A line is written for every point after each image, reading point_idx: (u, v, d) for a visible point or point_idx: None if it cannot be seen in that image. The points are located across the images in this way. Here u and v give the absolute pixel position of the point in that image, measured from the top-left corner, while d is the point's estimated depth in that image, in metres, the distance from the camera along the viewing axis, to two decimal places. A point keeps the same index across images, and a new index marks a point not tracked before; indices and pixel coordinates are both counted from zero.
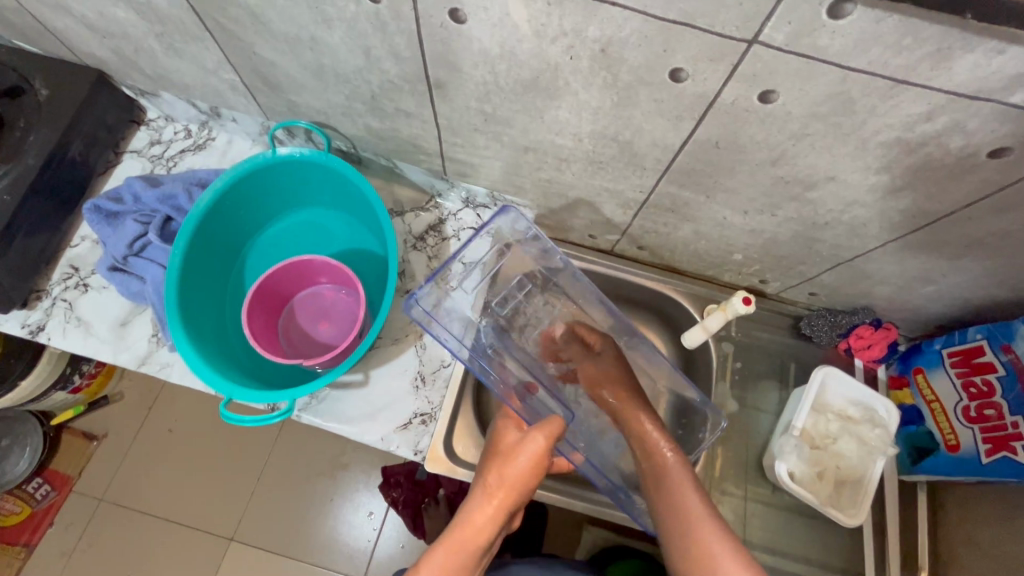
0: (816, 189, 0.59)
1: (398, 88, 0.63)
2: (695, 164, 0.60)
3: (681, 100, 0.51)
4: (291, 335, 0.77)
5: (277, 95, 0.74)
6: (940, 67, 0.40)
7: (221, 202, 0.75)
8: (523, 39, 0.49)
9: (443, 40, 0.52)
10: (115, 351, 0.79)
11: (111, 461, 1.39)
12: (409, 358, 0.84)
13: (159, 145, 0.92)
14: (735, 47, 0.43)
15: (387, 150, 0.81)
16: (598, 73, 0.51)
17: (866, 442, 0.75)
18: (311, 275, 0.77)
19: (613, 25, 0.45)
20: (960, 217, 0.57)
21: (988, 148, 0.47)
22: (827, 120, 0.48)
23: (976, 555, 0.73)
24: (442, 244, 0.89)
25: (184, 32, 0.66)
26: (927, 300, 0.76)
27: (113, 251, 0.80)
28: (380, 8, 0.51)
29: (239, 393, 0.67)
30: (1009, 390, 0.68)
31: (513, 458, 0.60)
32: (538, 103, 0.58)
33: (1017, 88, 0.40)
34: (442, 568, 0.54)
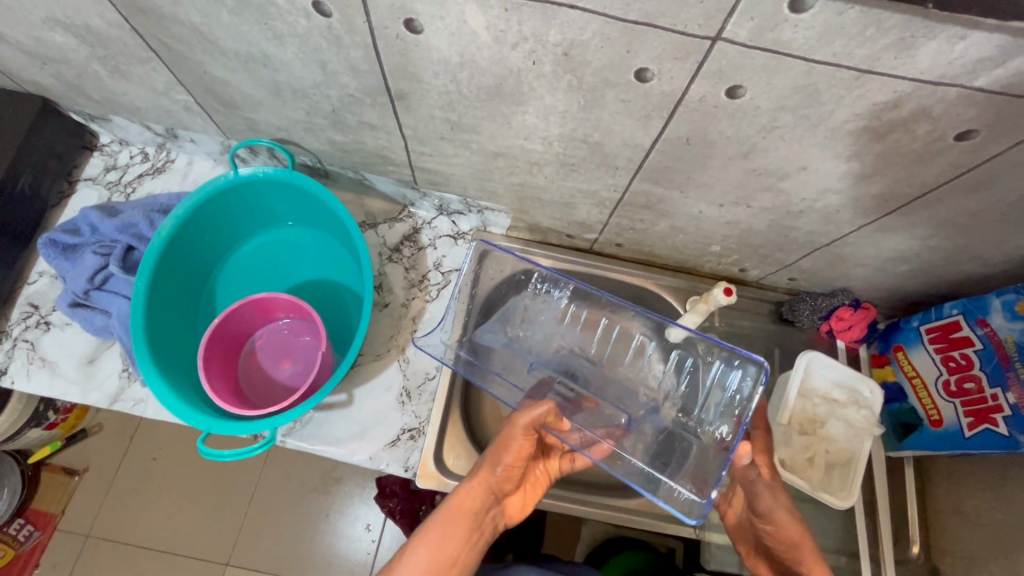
0: (788, 179, 0.58)
1: (359, 101, 0.61)
2: (667, 162, 0.60)
3: (648, 99, 0.50)
4: (265, 388, 0.74)
5: (234, 113, 0.71)
6: (904, 55, 0.40)
7: (186, 228, 0.72)
8: (483, 46, 0.48)
9: (401, 52, 0.51)
10: (84, 390, 0.76)
11: (95, 497, 1.35)
12: (393, 373, 0.83)
13: (115, 170, 0.88)
14: (698, 45, 0.42)
15: (354, 163, 0.79)
16: (563, 76, 0.49)
17: (853, 424, 0.76)
18: (242, 331, 0.73)
19: (573, 29, 0.43)
20: (931, 198, 0.57)
21: (955, 132, 0.47)
22: (795, 112, 0.48)
23: (967, 524, 0.74)
24: (418, 254, 0.88)
25: (129, 54, 0.62)
26: (902, 279, 0.77)
27: (73, 286, 0.76)
28: (331, 22, 0.49)
29: (218, 426, 0.64)
30: (987, 363, 0.69)
31: (503, 443, 0.68)
32: (504, 109, 0.56)
33: (981, 72, 0.40)
34: (437, 537, 0.63)
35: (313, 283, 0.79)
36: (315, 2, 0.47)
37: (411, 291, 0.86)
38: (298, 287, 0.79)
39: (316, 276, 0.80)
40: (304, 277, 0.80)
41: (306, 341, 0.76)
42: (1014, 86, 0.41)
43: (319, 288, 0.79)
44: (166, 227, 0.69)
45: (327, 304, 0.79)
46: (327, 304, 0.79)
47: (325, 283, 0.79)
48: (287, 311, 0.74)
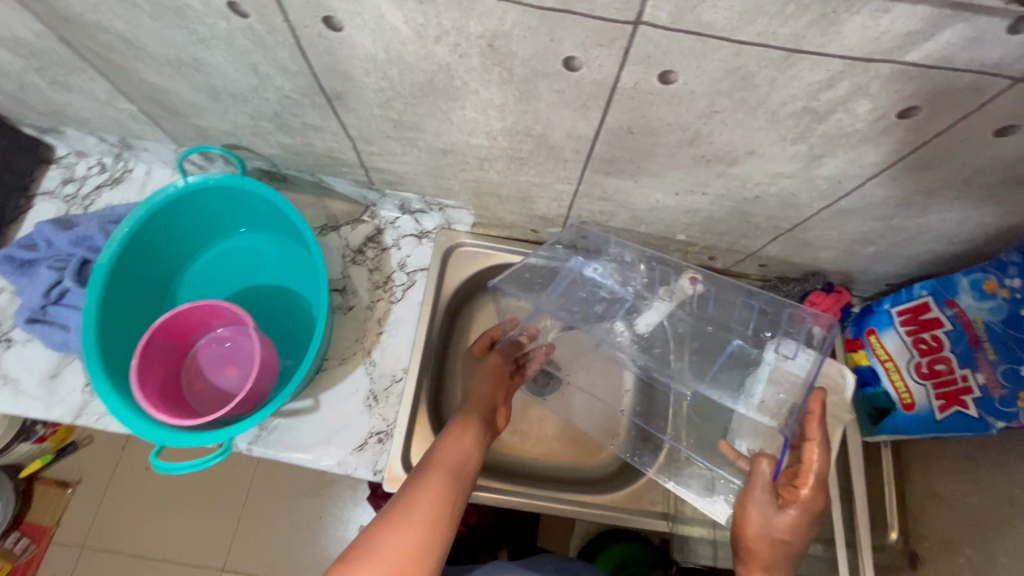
0: (738, 164, 0.57)
1: (298, 103, 0.60)
2: (614, 152, 0.58)
3: (581, 88, 0.49)
4: (219, 398, 0.74)
5: (180, 120, 0.70)
6: (829, 32, 0.38)
7: (133, 247, 0.71)
8: (406, 42, 0.46)
9: (326, 50, 0.49)
10: (47, 406, 0.76)
11: (86, 509, 1.36)
12: (359, 377, 0.82)
13: (73, 182, 0.87)
14: (620, 30, 0.41)
15: (308, 166, 0.77)
16: (492, 69, 0.48)
17: (823, 410, 0.75)
18: (172, 359, 0.73)
19: (493, 19, 0.42)
20: (885, 177, 0.56)
21: (896, 109, 0.45)
22: (732, 96, 0.46)
23: (941, 508, 0.73)
24: (382, 255, 0.87)
25: (62, 64, 0.61)
26: (872, 262, 0.76)
27: (29, 302, 0.76)
28: (251, 22, 0.47)
29: (175, 438, 0.64)
30: (957, 344, 0.68)
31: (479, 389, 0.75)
32: (441, 104, 0.55)
33: (911, 46, 0.38)
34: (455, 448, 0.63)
35: (268, 286, 0.79)
36: (230, 2, 0.46)
37: (376, 292, 0.85)
38: (254, 292, 0.79)
39: (272, 279, 0.79)
40: (259, 281, 0.79)
41: (243, 344, 0.77)
42: (947, 59, 0.39)
43: (275, 290, 0.79)
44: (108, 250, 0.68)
45: (286, 306, 0.78)
46: (285, 306, 0.78)
47: (282, 285, 0.79)
48: (207, 321, 0.74)
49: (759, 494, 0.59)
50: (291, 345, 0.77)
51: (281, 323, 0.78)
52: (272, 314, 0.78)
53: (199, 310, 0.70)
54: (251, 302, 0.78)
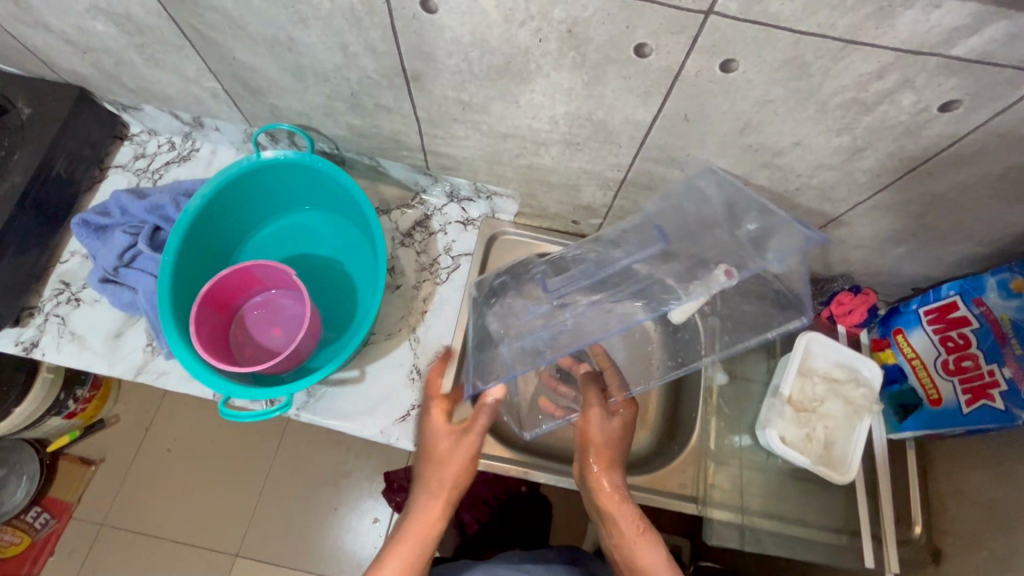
0: (783, 155, 0.61)
1: (377, 83, 0.65)
2: (666, 139, 0.63)
3: (647, 75, 0.53)
4: (266, 354, 0.79)
5: (258, 99, 0.75)
6: (884, 25, 0.43)
7: (199, 222, 0.76)
8: (493, 25, 0.51)
9: (417, 32, 0.55)
10: (111, 363, 0.80)
11: (112, 484, 1.38)
12: (404, 351, 0.85)
13: (144, 158, 0.92)
14: (692, 18, 0.46)
15: (369, 148, 0.83)
16: (568, 53, 0.53)
17: (851, 401, 0.78)
18: (223, 325, 0.78)
19: (577, 6, 0.47)
20: (921, 172, 0.59)
21: (938, 102, 0.50)
22: (786, 85, 0.51)
23: (965, 503, 0.75)
24: (429, 239, 0.91)
25: (164, 41, 0.67)
26: (900, 262, 0.79)
27: (104, 263, 0.81)
28: (354, 3, 0.53)
29: (238, 391, 0.69)
30: (984, 340, 0.71)
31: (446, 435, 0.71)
32: (513, 87, 0.60)
33: (957, 40, 0.43)
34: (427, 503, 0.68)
35: (317, 254, 0.84)
36: None
37: (422, 274, 0.90)
38: (309, 263, 0.84)
39: (321, 248, 0.84)
40: (310, 250, 0.84)
41: (286, 305, 0.82)
42: (990, 54, 0.44)
43: (324, 258, 0.84)
44: (179, 225, 0.72)
45: (336, 276, 0.83)
46: (335, 273, 0.83)
47: (333, 252, 0.84)
48: (251, 285, 0.79)
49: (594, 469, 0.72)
50: (338, 308, 0.82)
51: (329, 288, 0.83)
52: (320, 278, 0.83)
53: (237, 275, 0.75)
54: (299, 269, 0.83)
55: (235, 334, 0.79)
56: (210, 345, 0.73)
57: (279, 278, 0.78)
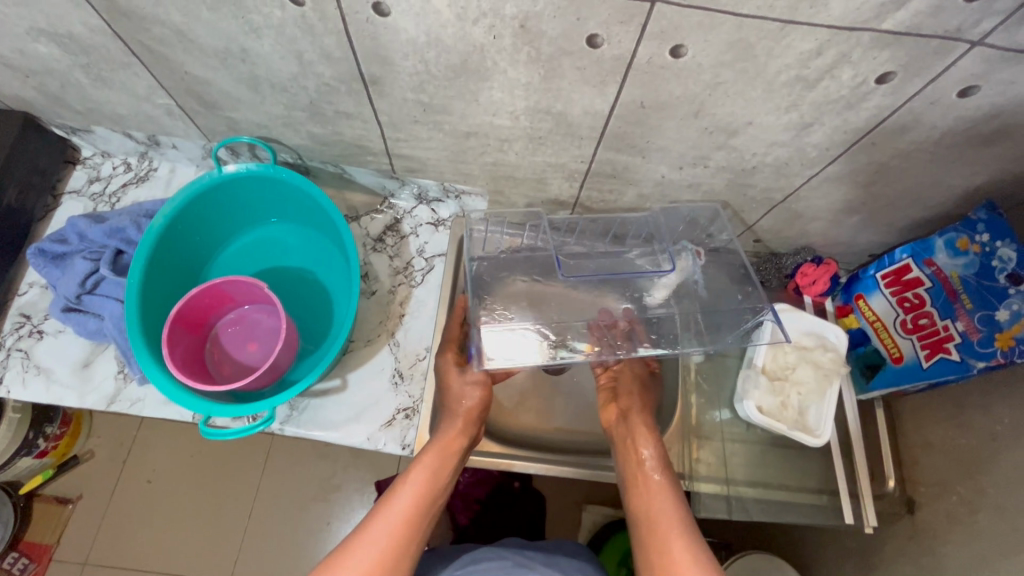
0: (738, 135, 0.63)
1: (335, 90, 0.65)
2: (625, 127, 0.64)
3: (601, 65, 0.55)
4: (243, 370, 0.78)
5: (214, 113, 0.74)
6: (818, 4, 0.45)
7: (163, 243, 0.74)
8: (447, 24, 0.52)
9: (372, 36, 0.55)
10: (82, 394, 0.78)
11: (93, 521, 1.34)
12: (385, 356, 0.85)
13: (99, 182, 0.90)
14: (639, 7, 0.47)
15: (333, 156, 0.82)
16: (522, 48, 0.54)
17: (821, 365, 0.81)
18: (196, 345, 0.76)
19: (527, 1, 0.48)
20: (866, 142, 0.63)
21: (875, 75, 0.52)
22: (733, 67, 0.53)
23: (933, 454, 0.79)
24: (401, 243, 0.91)
25: (111, 59, 0.66)
26: (855, 230, 0.82)
27: (65, 292, 0.78)
28: (305, 10, 0.53)
29: (218, 410, 0.68)
30: (937, 298, 0.75)
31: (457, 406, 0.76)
32: (471, 85, 0.60)
33: (886, 15, 0.46)
34: (427, 467, 0.69)
35: (289, 266, 0.83)
36: None
37: (397, 277, 0.90)
38: (282, 275, 0.83)
39: (292, 260, 0.83)
40: (281, 262, 0.83)
41: (261, 319, 0.81)
42: (917, 26, 0.46)
43: (297, 269, 0.83)
44: (142, 247, 0.71)
45: (311, 286, 0.82)
46: (309, 284, 0.83)
47: (305, 263, 0.83)
48: (223, 302, 0.78)
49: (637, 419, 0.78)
50: (314, 318, 0.82)
51: (303, 299, 0.82)
52: (293, 290, 0.82)
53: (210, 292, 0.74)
54: (272, 282, 0.82)
55: (209, 354, 0.78)
56: (185, 367, 0.71)
57: (251, 293, 0.77)
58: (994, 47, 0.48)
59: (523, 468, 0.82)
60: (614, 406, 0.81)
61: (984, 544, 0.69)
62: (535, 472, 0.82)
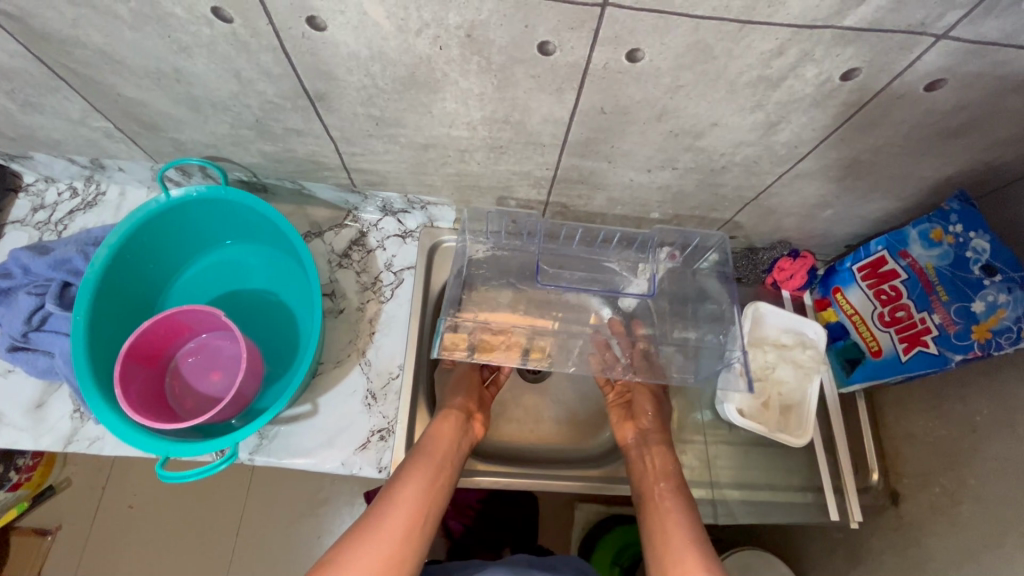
0: (704, 137, 0.61)
1: (280, 107, 0.61)
2: (588, 133, 0.62)
3: (556, 72, 0.52)
4: (207, 400, 0.75)
5: (157, 135, 0.70)
6: (775, 3, 0.43)
7: (111, 275, 0.70)
8: (388, 37, 0.49)
9: (311, 51, 0.51)
10: (36, 436, 0.74)
11: (71, 554, 1.30)
12: (356, 377, 0.82)
13: (44, 210, 0.85)
14: (589, 12, 0.44)
15: (289, 172, 0.78)
16: (471, 58, 0.51)
17: (801, 364, 0.81)
18: (154, 379, 0.73)
19: (470, 9, 0.45)
20: (835, 139, 0.61)
21: (839, 72, 0.50)
22: (693, 70, 0.50)
23: (915, 446, 0.79)
24: (368, 257, 0.88)
25: (36, 84, 0.61)
26: (830, 223, 0.81)
27: (10, 330, 0.74)
28: (235, 27, 0.49)
29: (176, 449, 0.65)
30: (913, 290, 0.73)
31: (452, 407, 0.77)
32: (423, 98, 0.57)
33: (847, 11, 0.43)
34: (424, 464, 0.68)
35: (249, 289, 0.80)
36: (214, 8, 0.47)
37: (365, 294, 0.87)
38: (243, 299, 0.79)
39: (252, 282, 0.80)
40: (241, 285, 0.80)
41: (222, 347, 0.77)
42: (879, 22, 0.44)
43: (258, 291, 0.80)
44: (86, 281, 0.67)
45: (273, 309, 0.79)
46: (272, 307, 0.79)
47: (266, 285, 0.80)
48: (181, 333, 0.74)
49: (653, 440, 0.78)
50: (279, 341, 0.78)
51: (266, 322, 0.79)
52: (255, 313, 0.79)
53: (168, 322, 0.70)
54: (232, 307, 0.79)
55: (171, 385, 0.75)
56: (143, 404, 0.68)
57: (209, 321, 0.74)
58: (958, 40, 0.46)
59: (503, 484, 0.79)
60: (628, 426, 0.81)
61: (968, 536, 0.69)
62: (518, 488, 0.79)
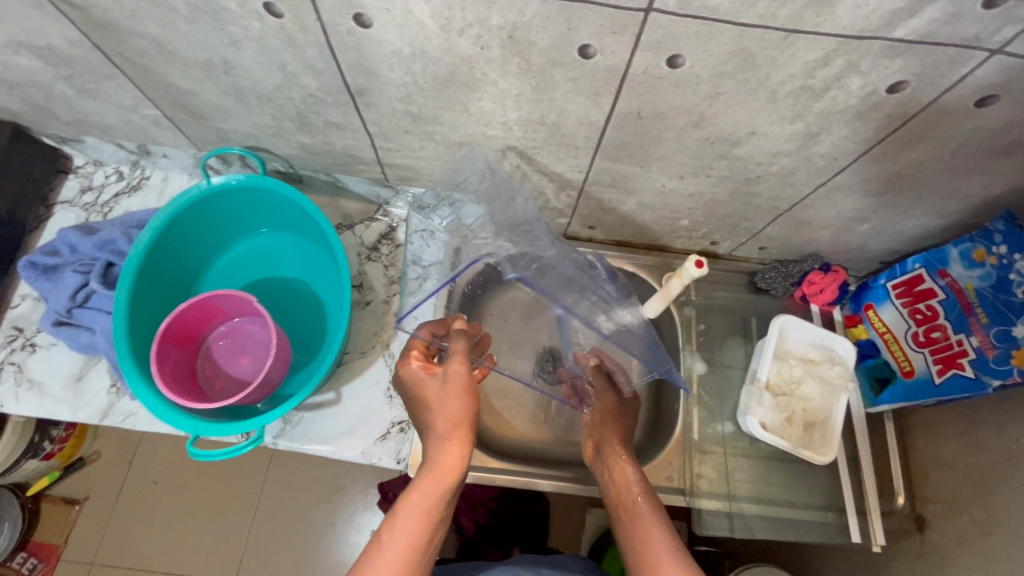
0: (741, 145, 0.60)
1: (322, 101, 0.63)
2: (623, 137, 0.62)
3: (595, 75, 0.52)
4: (233, 383, 0.77)
5: (203, 123, 0.72)
6: (824, 12, 0.42)
7: (152, 257, 0.73)
8: (431, 35, 0.50)
9: (355, 47, 0.52)
10: (74, 408, 0.77)
11: (97, 524, 1.35)
12: (379, 368, 0.84)
13: (91, 191, 0.88)
14: (633, 17, 0.45)
15: (325, 165, 0.80)
16: (512, 59, 0.51)
17: (828, 381, 0.79)
18: (187, 360, 0.75)
19: (514, 11, 0.45)
20: (876, 152, 0.59)
21: (886, 84, 0.49)
22: (734, 77, 0.50)
23: (944, 471, 0.76)
24: (397, 251, 0.90)
25: (93, 71, 0.64)
26: (866, 238, 0.79)
27: (56, 306, 0.77)
28: (285, 22, 0.51)
29: (206, 429, 0.67)
30: (951, 311, 0.71)
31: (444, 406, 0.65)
32: (461, 96, 0.58)
33: (898, 23, 0.43)
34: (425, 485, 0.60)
35: (280, 277, 0.82)
36: (266, 3, 0.49)
37: (392, 287, 0.88)
38: (274, 286, 0.81)
39: (284, 270, 0.82)
40: (273, 273, 0.82)
41: (253, 332, 0.79)
42: (931, 34, 0.43)
43: (289, 280, 0.82)
44: (129, 261, 0.70)
45: (303, 297, 0.81)
46: (301, 295, 0.81)
47: (297, 273, 0.82)
48: (214, 316, 0.76)
49: (613, 447, 0.76)
50: (307, 329, 0.80)
51: (296, 309, 0.81)
52: (285, 300, 0.81)
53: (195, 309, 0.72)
54: (264, 294, 0.81)
55: (200, 367, 0.77)
56: (176, 388, 0.70)
57: (241, 306, 0.76)
58: (1013, 55, 0.45)
59: (535, 485, 0.79)
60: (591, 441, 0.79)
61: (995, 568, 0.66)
62: (550, 489, 0.79)
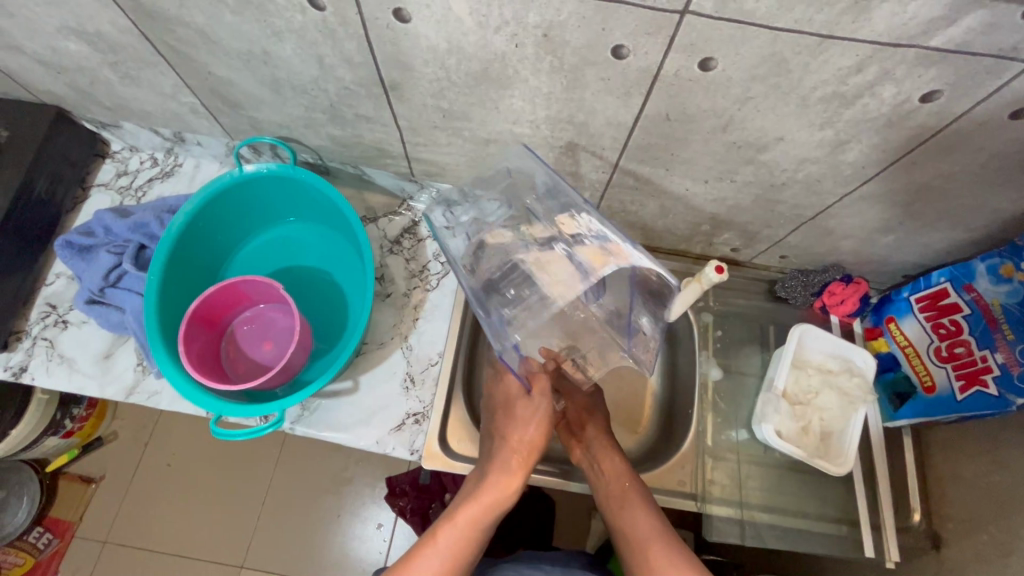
0: (768, 150, 0.61)
1: (355, 94, 0.64)
2: (650, 139, 0.62)
3: (626, 76, 0.53)
4: (255, 367, 0.78)
5: (238, 113, 0.74)
6: (861, 18, 0.42)
7: (184, 241, 0.75)
8: (468, 32, 0.51)
9: (392, 41, 0.54)
10: (102, 384, 0.79)
11: (112, 502, 1.38)
12: (397, 360, 0.85)
13: (126, 176, 0.91)
14: (668, 19, 0.45)
15: (353, 158, 0.82)
16: (545, 58, 0.52)
17: (846, 392, 0.78)
18: (212, 342, 0.77)
19: (551, 9, 0.46)
20: (905, 162, 0.59)
21: (919, 93, 0.49)
22: (766, 82, 0.50)
23: (963, 489, 0.75)
24: (418, 246, 0.91)
25: (137, 58, 0.66)
26: (890, 250, 0.78)
27: (89, 284, 0.80)
28: (326, 15, 0.52)
29: (228, 409, 0.69)
30: (976, 327, 0.70)
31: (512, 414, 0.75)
32: (492, 93, 0.59)
33: (935, 31, 0.43)
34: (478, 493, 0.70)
35: (304, 266, 0.83)
36: None
37: (412, 281, 0.89)
38: (299, 274, 0.83)
39: (309, 259, 0.84)
40: (298, 262, 0.84)
41: (276, 319, 0.81)
42: (968, 44, 0.43)
43: (313, 270, 0.83)
44: (163, 244, 0.72)
45: (326, 287, 0.83)
46: (325, 284, 0.83)
47: (321, 263, 0.84)
48: (240, 301, 0.78)
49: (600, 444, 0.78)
50: (328, 318, 0.82)
51: (318, 298, 0.82)
52: (308, 289, 0.82)
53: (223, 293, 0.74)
54: (288, 282, 0.83)
55: (224, 350, 0.79)
56: (201, 368, 0.72)
57: (267, 293, 0.78)
58: None
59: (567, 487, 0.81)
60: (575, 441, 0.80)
61: None
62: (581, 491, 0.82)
